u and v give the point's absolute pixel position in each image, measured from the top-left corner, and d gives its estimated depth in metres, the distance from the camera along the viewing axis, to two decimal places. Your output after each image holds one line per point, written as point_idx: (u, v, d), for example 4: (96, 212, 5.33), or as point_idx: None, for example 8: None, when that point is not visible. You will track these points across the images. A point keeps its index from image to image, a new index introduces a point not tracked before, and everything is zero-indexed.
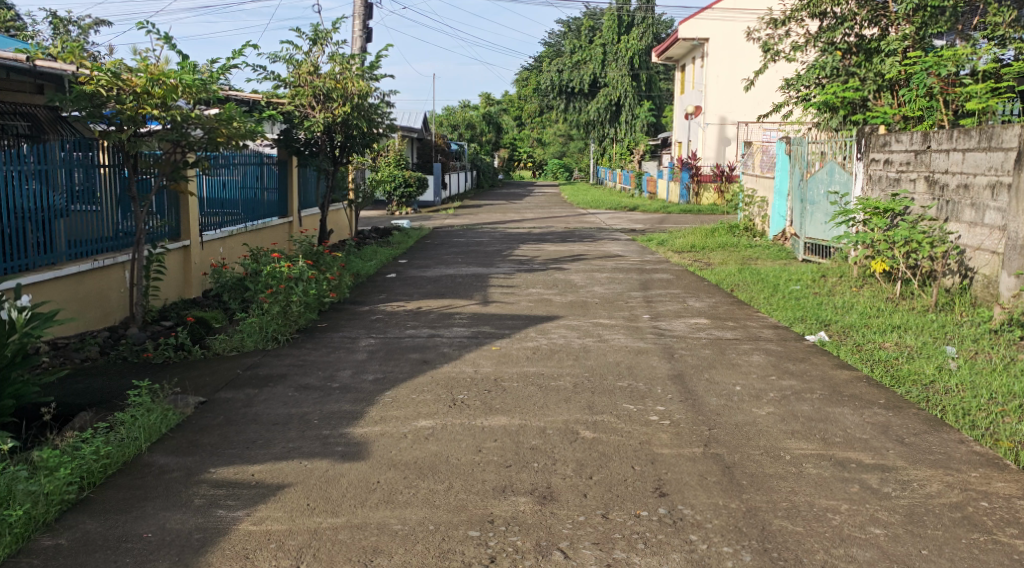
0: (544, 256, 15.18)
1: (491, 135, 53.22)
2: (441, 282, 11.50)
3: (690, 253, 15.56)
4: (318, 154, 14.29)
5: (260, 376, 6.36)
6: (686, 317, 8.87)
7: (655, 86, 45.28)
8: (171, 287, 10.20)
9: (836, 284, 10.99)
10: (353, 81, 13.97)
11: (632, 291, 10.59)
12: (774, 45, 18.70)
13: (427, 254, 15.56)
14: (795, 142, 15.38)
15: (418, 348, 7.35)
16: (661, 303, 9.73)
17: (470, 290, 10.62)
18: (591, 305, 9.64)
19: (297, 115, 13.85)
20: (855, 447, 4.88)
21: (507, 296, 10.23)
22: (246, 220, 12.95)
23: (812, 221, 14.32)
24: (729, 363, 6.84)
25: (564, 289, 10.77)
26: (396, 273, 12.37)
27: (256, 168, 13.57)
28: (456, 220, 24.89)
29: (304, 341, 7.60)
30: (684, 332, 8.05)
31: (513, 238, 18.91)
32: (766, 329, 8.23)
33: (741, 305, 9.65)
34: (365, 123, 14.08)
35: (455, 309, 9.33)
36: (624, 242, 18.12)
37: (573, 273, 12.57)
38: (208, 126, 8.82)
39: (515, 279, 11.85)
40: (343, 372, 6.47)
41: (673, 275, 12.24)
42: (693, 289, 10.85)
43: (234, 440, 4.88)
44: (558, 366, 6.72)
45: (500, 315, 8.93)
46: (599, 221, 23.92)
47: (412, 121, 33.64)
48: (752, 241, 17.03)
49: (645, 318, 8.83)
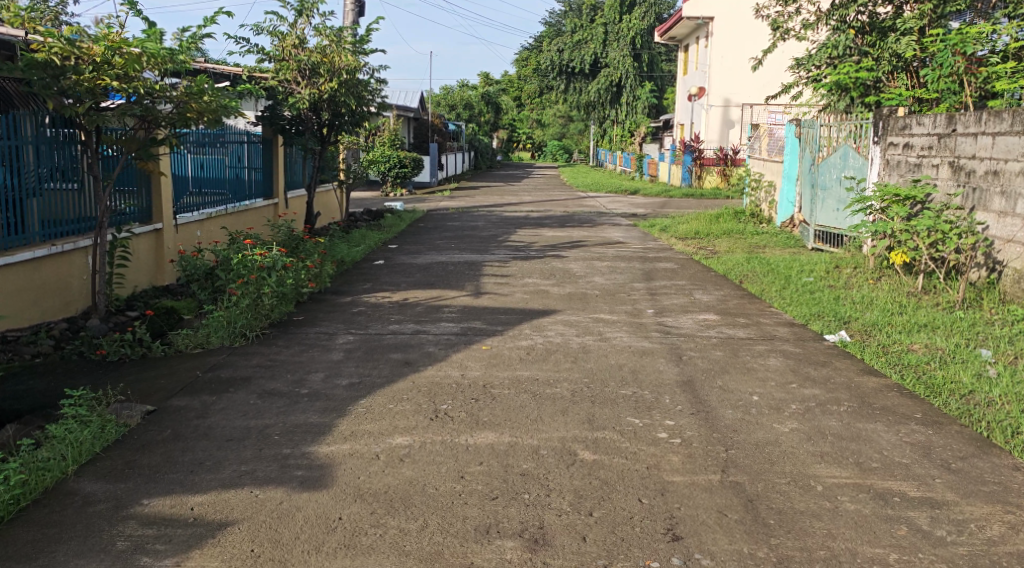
0: (542, 242, 14.51)
1: (490, 116, 52.42)
2: (431, 271, 10.81)
3: (694, 240, 14.89)
4: (304, 132, 13.56)
5: (222, 379, 5.70)
6: (694, 312, 8.20)
7: (657, 66, 44.48)
8: (141, 273, 9.53)
9: (852, 276, 10.32)
10: (341, 55, 13.25)
11: (635, 283, 9.92)
12: (784, 23, 18.02)
13: (419, 239, 14.86)
14: (806, 124, 14.69)
15: (401, 346, 6.68)
16: (666, 296, 9.05)
17: (461, 280, 9.95)
18: (591, 298, 8.96)
19: (281, 91, 13.15)
20: (895, 474, 4.23)
21: (501, 286, 9.56)
22: (228, 201, 12.29)
23: (824, 207, 13.63)
24: (744, 367, 6.18)
25: (562, 279, 10.09)
26: (384, 260, 11.69)
27: (239, 146, 12.91)
28: (452, 202, 24.19)
29: (276, 336, 6.93)
30: (692, 330, 7.39)
31: (510, 222, 18.22)
32: (782, 327, 7.56)
33: (752, 299, 8.98)
34: (353, 99, 13.37)
35: (444, 301, 8.65)
36: (625, 227, 17.43)
37: (571, 261, 11.89)
38: (177, 100, 8.27)
39: (510, 267, 11.17)
40: (314, 375, 5.81)
41: (677, 264, 11.58)
42: (699, 280, 10.17)
43: (178, 460, 4.23)
44: (553, 370, 6.06)
45: (492, 309, 8.26)
46: (599, 205, 23.24)
47: (408, 101, 32.87)
48: (759, 228, 16.36)
49: (649, 313, 8.16)
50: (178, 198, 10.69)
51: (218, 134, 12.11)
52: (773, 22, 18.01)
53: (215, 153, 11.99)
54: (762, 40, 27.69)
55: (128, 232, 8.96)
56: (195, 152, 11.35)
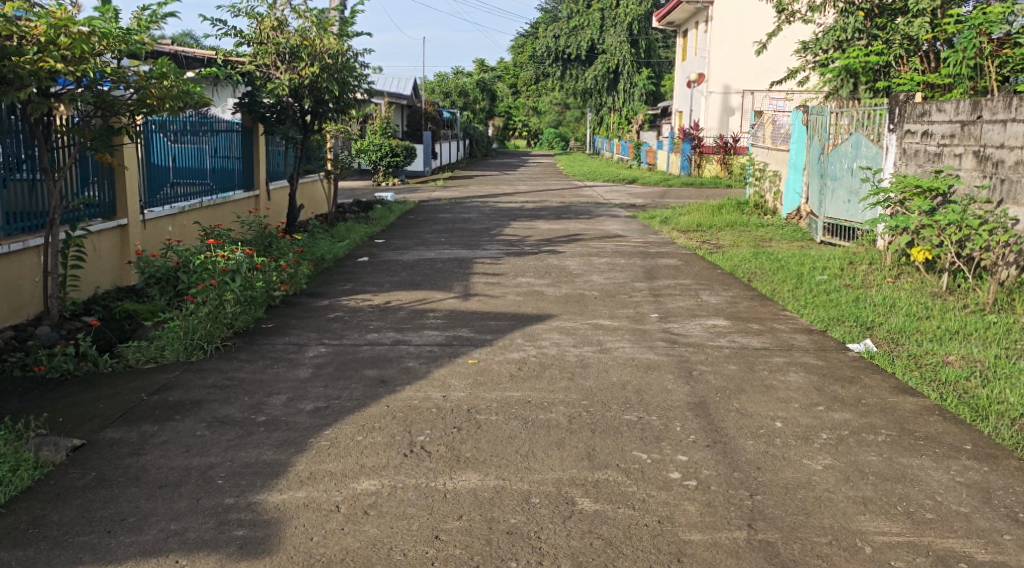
0: (537, 235, 13.80)
1: (485, 104, 51.64)
2: (418, 269, 10.09)
3: (697, 233, 14.20)
4: (284, 121, 12.84)
5: (169, 402, 5.01)
6: (702, 317, 7.49)
7: (655, 52, 43.68)
8: (102, 273, 8.84)
9: (867, 273, 9.63)
10: (323, 39, 12.47)
11: (637, 282, 9.22)
12: (789, 5, 17.39)
13: (407, 232, 14.13)
14: (815, 111, 13.98)
15: (377, 360, 5.96)
16: (671, 297, 8.35)
17: (449, 280, 9.23)
18: (590, 300, 8.25)
19: (258, 76, 12.42)
20: (955, 530, 3.54)
21: (491, 287, 8.84)
22: (203, 193, 11.62)
23: (834, 199, 12.92)
24: (763, 384, 5.48)
25: (558, 279, 9.38)
26: (368, 257, 10.97)
27: (213, 135, 12.18)
28: (445, 192, 23.49)
29: (239, 348, 6.22)
30: (701, 339, 6.69)
31: (504, 214, 17.50)
32: (800, 334, 6.85)
33: (764, 301, 8.28)
34: (337, 86, 12.60)
35: (430, 305, 7.93)
36: (624, 219, 16.72)
37: (567, 257, 11.18)
38: (135, 85, 7.58)
39: (502, 264, 10.45)
40: (275, 397, 5.10)
41: (680, 261, 10.89)
42: (705, 278, 9.49)
43: (97, 516, 3.59)
44: (547, 389, 5.35)
45: (482, 314, 7.54)
46: (596, 195, 22.53)
47: (401, 88, 32.12)
48: (763, 220, 15.66)
49: (653, 318, 7.46)
50: (146, 182, 10.04)
51: (193, 121, 11.53)
52: (778, 5, 17.36)
53: (188, 142, 11.38)
54: (766, 23, 26.85)
55: (84, 228, 8.24)
56: (167, 138, 10.75)
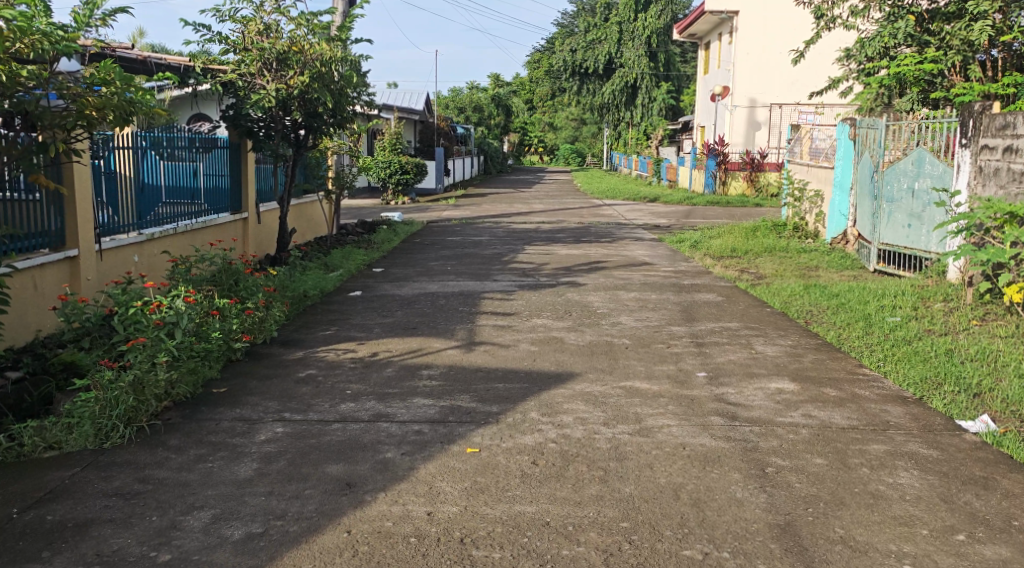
0: (554, 262, 12.40)
1: (500, 119, 50.44)
2: (416, 307, 8.67)
3: (733, 260, 12.78)
4: (273, 136, 11.51)
5: (47, 526, 3.60)
6: (762, 378, 6.02)
7: (674, 66, 42.41)
8: (44, 315, 7.52)
9: (947, 315, 8.20)
10: (314, 44, 11.04)
11: (674, 327, 7.75)
12: (828, 10, 16.02)
13: (409, 258, 12.74)
14: (865, 124, 12.74)
15: (347, 449, 4.53)
16: (718, 350, 6.87)
17: (451, 323, 7.81)
18: (621, 353, 6.78)
19: (242, 86, 10.93)
20: None
21: (501, 333, 7.40)
22: (180, 216, 10.31)
23: (890, 223, 11.53)
24: (867, 492, 4.02)
25: (580, 321, 7.94)
26: (361, 292, 9.58)
27: (197, 150, 10.85)
28: (456, 212, 22.11)
29: (172, 427, 4.79)
30: (768, 413, 5.22)
31: (518, 237, 16.12)
32: (893, 408, 5.37)
33: (833, 353, 6.81)
34: (332, 98, 11.19)
35: (426, 359, 6.50)
36: (649, 243, 15.28)
37: (589, 290, 9.73)
38: (66, 92, 5.91)
39: (515, 300, 9.03)
40: (195, 516, 3.67)
41: (721, 297, 9.44)
42: (754, 321, 8.04)
43: None
44: (574, 502, 3.91)
45: (488, 372, 6.09)
46: (616, 215, 21.14)
47: (413, 103, 30.96)
48: (805, 245, 14.20)
49: (701, 379, 5.99)
50: (107, 199, 8.75)
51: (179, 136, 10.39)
52: (816, 10, 16.04)
53: (175, 159, 10.34)
54: (802, 31, 25.39)
55: (12, 266, 6.91)
56: (155, 154, 9.81)
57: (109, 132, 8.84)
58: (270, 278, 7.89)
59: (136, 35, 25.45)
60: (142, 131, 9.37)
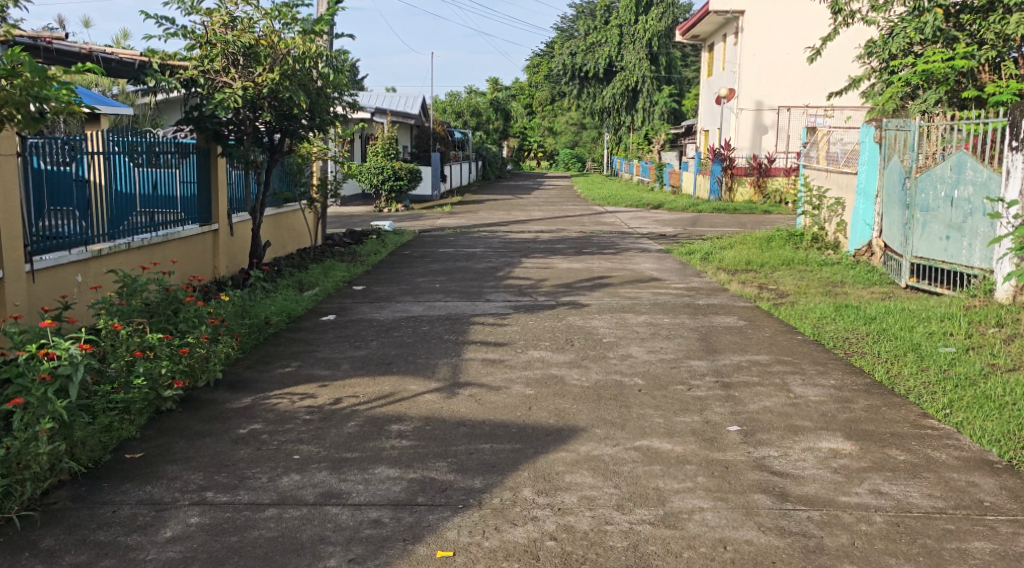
0: (554, 277, 11.30)
1: (499, 123, 49.35)
2: (394, 336, 7.52)
3: (750, 275, 11.68)
4: (244, 141, 10.35)
5: None
6: (808, 434, 4.90)
7: (676, 69, 41.46)
8: None
9: (1011, 343, 7.11)
10: (286, 37, 9.85)
11: (694, 362, 6.60)
12: (847, 4, 14.94)
13: (395, 273, 11.64)
14: (893, 125, 11.69)
15: (279, 554, 3.44)
16: (750, 394, 5.72)
17: (434, 356, 6.70)
18: (634, 398, 5.65)
19: (205, 84, 9.65)
20: None
21: (489, 370, 6.26)
22: (136, 230, 9.15)
23: (926, 235, 10.47)
24: None
25: (584, 353, 6.82)
26: (334, 316, 8.44)
27: (159, 155, 9.67)
28: (451, 220, 21.00)
29: (56, 520, 3.68)
30: (824, 487, 4.12)
31: (514, 248, 15.02)
32: (982, 478, 4.26)
33: (887, 397, 5.71)
34: (305, 96, 10.02)
35: (398, 408, 5.36)
36: (657, 255, 14.15)
37: (594, 313, 8.59)
38: None
39: (508, 325, 7.90)
40: None
41: (743, 320, 8.32)
42: (786, 352, 6.94)
43: None
44: None
45: (472, 429, 4.96)
46: (620, 223, 20.05)
47: (409, 106, 29.93)
48: (825, 257, 13.10)
49: (734, 437, 4.85)
50: (76, 208, 8.05)
51: (151, 141, 9.48)
52: (834, 5, 14.97)
53: (152, 166, 9.55)
54: (814, 31, 24.36)
55: None
56: (131, 161, 9.09)
57: (80, 137, 8.18)
58: (219, 308, 6.72)
59: (115, 36, 24.33)
60: (116, 134, 8.72)
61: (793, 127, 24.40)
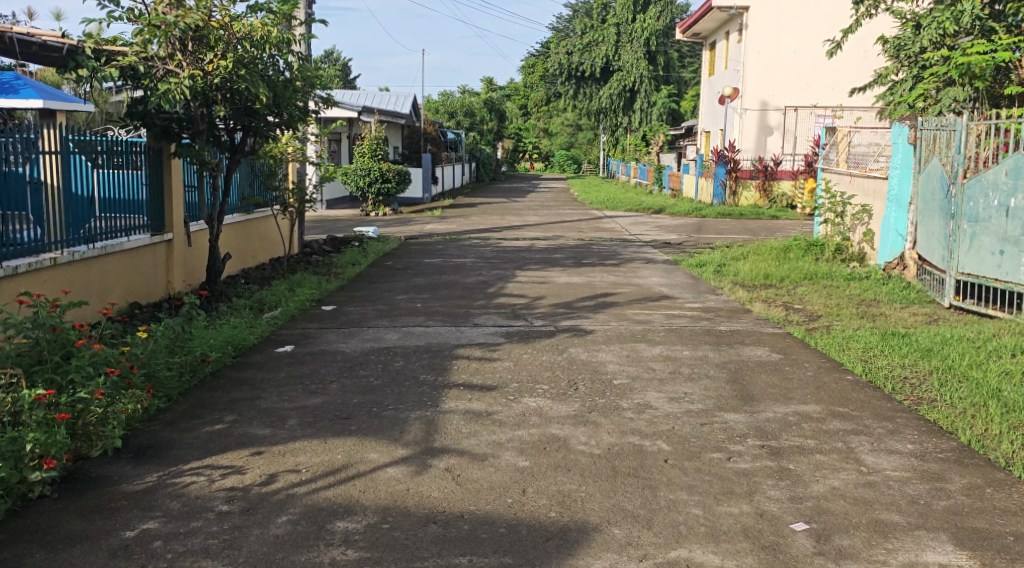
0: (552, 294, 9.99)
1: (493, 124, 48.08)
2: (360, 375, 6.19)
3: (772, 292, 10.42)
4: (197, 139, 8.93)
5: None
6: (898, 541, 3.62)
7: (674, 68, 40.27)
8: None
9: None
10: (242, 20, 8.47)
11: (729, 415, 5.27)
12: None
13: (373, 290, 10.31)
14: (934, 124, 10.40)
15: None
16: (810, 467, 4.41)
17: (405, 407, 5.37)
18: (660, 473, 4.34)
19: (146, 74, 8.23)
20: None
21: (473, 429, 4.94)
22: (73, 241, 7.65)
23: (975, 249, 9.22)
24: None
25: (591, 402, 5.50)
26: (291, 346, 7.08)
27: (97, 156, 8.06)
28: (440, 225, 19.67)
29: None
30: None
31: (507, 258, 13.69)
32: None
33: (988, 472, 4.41)
34: (265, 89, 8.69)
35: (349, 492, 4.05)
36: (664, 266, 12.86)
37: (600, 343, 7.27)
38: None
39: (498, 360, 6.58)
40: None
41: (778, 354, 7.01)
42: (839, 399, 5.63)
43: None
44: None
45: (446, 530, 3.66)
46: (620, 229, 18.74)
47: (399, 105, 28.54)
48: (851, 270, 11.83)
49: (802, 543, 3.60)
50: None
51: (99, 140, 8.05)
52: None
53: (94, 166, 8.04)
54: (823, 26, 23.04)
55: None
56: (91, 162, 7.96)
57: (30, 134, 7.07)
58: (133, 351, 5.33)
59: None
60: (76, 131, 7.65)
61: (800, 128, 23.09)
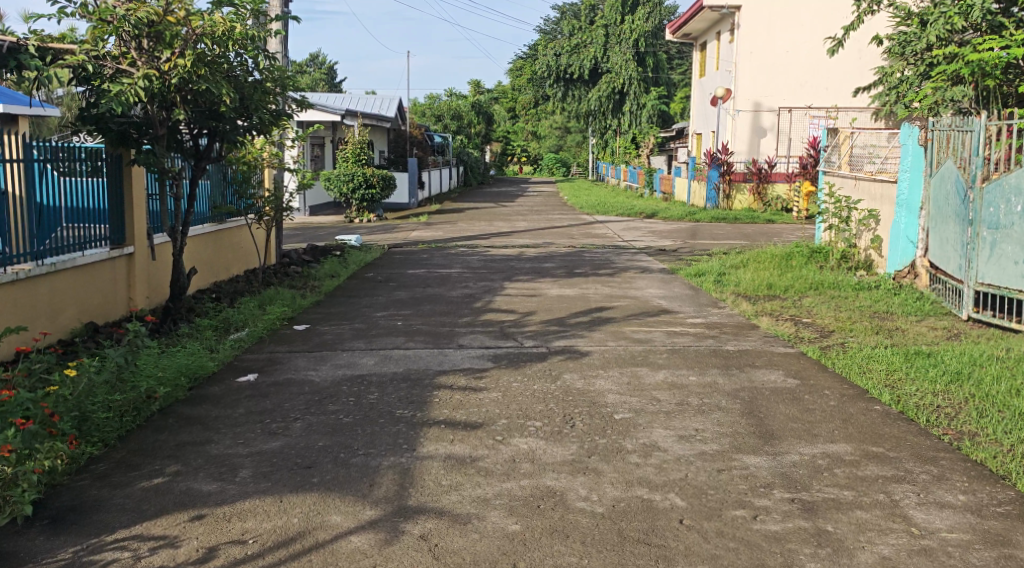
0: (543, 309, 9.30)
1: (481, 128, 47.45)
2: (329, 410, 5.48)
3: (778, 304, 9.76)
4: (157, 144, 8.15)
5: None
6: None
7: (663, 70, 39.58)
8: None
9: None
10: (203, 14, 7.71)
11: (750, 459, 4.59)
12: None
13: (350, 305, 9.59)
14: (950, 125, 9.74)
15: None
16: (849, 528, 3.75)
17: (377, 451, 4.67)
18: (675, 538, 3.67)
19: (97, 75, 7.50)
20: None
21: (455, 480, 4.25)
22: (23, 256, 6.87)
23: (996, 258, 8.58)
24: None
25: (589, 443, 4.81)
26: (254, 374, 6.37)
27: (62, 161, 7.36)
28: (425, 232, 18.97)
29: None
30: None
31: (494, 267, 13.00)
32: None
33: None
34: (230, 90, 7.97)
35: None
36: (660, 276, 12.19)
37: (598, 367, 6.58)
38: None
39: (485, 390, 5.88)
40: None
41: (794, 379, 6.32)
42: (871, 437, 4.95)
43: None
44: None
45: None
46: (612, 235, 18.08)
47: (384, 108, 27.82)
48: (859, 278, 11.18)
49: None
50: None
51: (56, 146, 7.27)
52: None
53: (58, 173, 7.32)
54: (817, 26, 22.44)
55: None
56: (55, 169, 7.28)
57: None
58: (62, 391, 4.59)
59: None
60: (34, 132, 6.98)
61: (795, 129, 22.47)
